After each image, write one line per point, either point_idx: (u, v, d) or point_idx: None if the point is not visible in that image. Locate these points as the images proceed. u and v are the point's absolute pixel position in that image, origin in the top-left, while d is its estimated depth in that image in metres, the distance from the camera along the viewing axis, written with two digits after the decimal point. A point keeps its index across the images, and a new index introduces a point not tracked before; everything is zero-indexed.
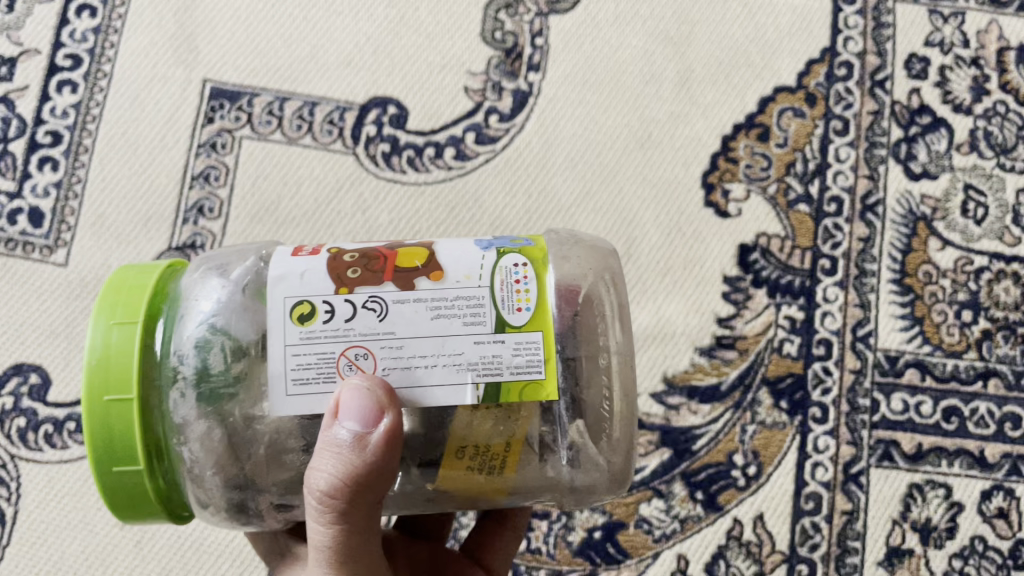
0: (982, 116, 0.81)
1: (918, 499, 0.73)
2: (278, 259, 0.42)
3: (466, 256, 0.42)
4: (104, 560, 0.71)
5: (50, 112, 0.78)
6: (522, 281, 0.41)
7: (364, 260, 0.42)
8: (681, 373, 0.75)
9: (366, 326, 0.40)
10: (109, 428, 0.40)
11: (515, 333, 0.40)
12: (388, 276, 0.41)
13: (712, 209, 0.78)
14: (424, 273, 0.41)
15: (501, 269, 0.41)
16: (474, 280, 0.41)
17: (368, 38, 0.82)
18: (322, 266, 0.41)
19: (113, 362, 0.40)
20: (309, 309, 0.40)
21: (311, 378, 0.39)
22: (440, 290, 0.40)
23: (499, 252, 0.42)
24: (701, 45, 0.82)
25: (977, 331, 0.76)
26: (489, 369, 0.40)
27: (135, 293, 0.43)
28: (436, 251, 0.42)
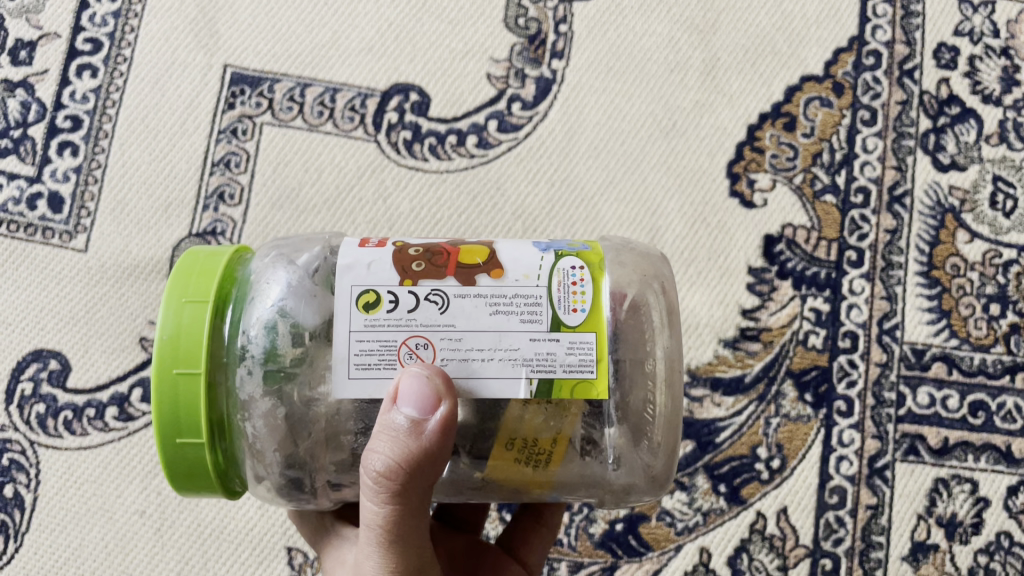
0: (1012, 107, 0.80)
1: (943, 494, 0.72)
2: (345, 249, 0.42)
3: (525, 257, 0.41)
4: (124, 548, 0.71)
5: (70, 97, 0.78)
6: (577, 280, 0.40)
7: (429, 253, 0.41)
8: (704, 364, 0.74)
9: (427, 317, 0.39)
10: (176, 401, 0.40)
11: (569, 332, 0.39)
12: (450, 271, 0.40)
13: (738, 199, 0.77)
14: (485, 270, 0.40)
15: (559, 271, 0.41)
16: (532, 278, 0.40)
17: (390, 24, 0.81)
18: (388, 257, 0.41)
19: (183, 338, 0.40)
20: (374, 298, 0.39)
21: (372, 364, 0.39)
22: (501, 286, 0.40)
23: (557, 252, 0.42)
24: (727, 33, 0.81)
25: (1005, 325, 0.75)
26: (543, 366, 0.39)
27: (208, 272, 0.42)
28: (497, 250, 0.42)
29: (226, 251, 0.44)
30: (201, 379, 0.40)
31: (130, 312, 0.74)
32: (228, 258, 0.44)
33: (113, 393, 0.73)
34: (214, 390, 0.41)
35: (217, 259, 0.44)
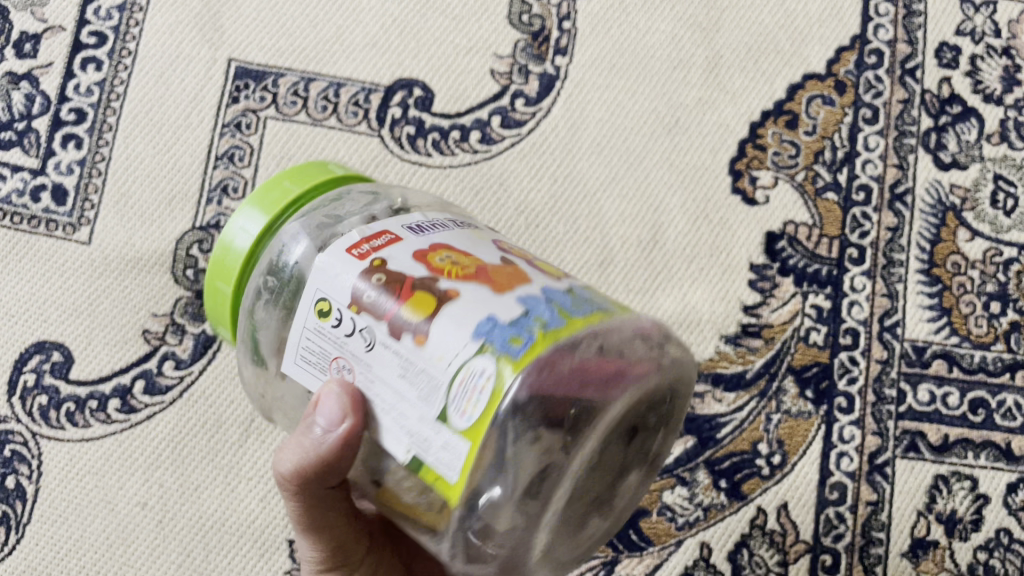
0: (1013, 106, 0.80)
1: (943, 491, 0.73)
2: (335, 249, 0.44)
3: (456, 335, 0.40)
4: (125, 539, 0.71)
5: (74, 90, 0.78)
6: (475, 387, 0.39)
7: (390, 285, 0.42)
8: (706, 360, 0.75)
9: (356, 348, 0.42)
10: (216, 301, 0.49)
11: (444, 435, 0.39)
12: (387, 318, 0.41)
13: (740, 196, 0.77)
14: (415, 331, 0.41)
15: (469, 368, 0.39)
16: (443, 366, 0.40)
17: (394, 20, 0.81)
18: (352, 278, 0.43)
19: (228, 258, 0.48)
20: (327, 308, 0.43)
21: (312, 360, 0.44)
22: (416, 358, 0.40)
23: (483, 349, 0.39)
24: (731, 30, 0.81)
25: (1006, 323, 0.76)
26: (419, 446, 0.40)
27: (287, 189, 0.49)
28: (446, 309, 0.41)
29: (327, 176, 0.50)
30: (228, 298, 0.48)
31: (133, 304, 0.74)
32: (320, 183, 0.50)
33: (116, 385, 0.73)
34: (240, 302, 0.48)
35: (309, 180, 0.49)
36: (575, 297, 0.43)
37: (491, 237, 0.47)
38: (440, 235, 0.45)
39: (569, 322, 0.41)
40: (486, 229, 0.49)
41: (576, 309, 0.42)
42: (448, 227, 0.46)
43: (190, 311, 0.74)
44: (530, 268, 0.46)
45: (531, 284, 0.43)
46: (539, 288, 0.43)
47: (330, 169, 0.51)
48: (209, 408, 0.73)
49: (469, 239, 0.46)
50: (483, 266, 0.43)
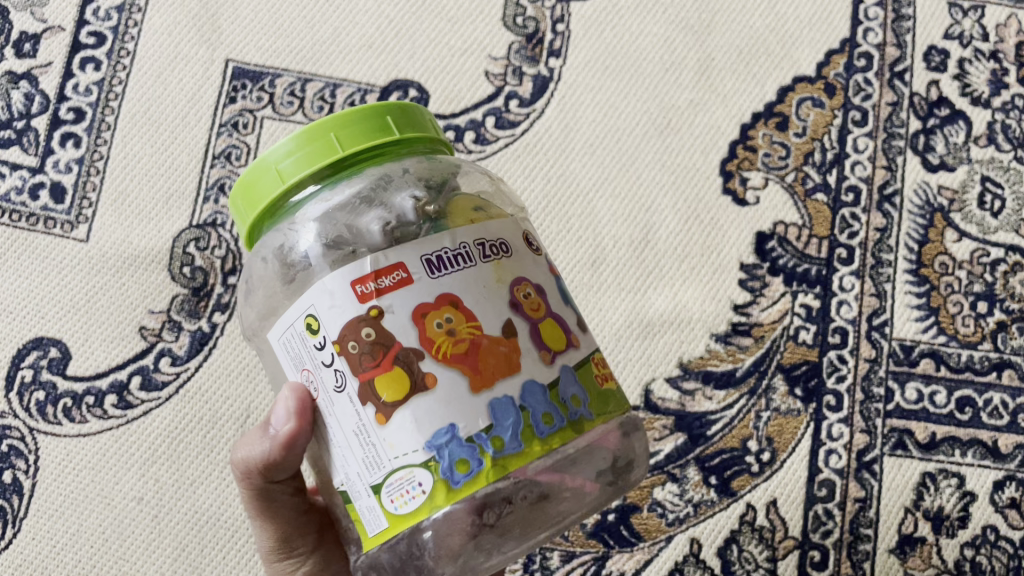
0: (1001, 109, 0.81)
1: (930, 488, 0.74)
2: (342, 270, 0.39)
3: (415, 433, 0.38)
4: (120, 533, 0.72)
5: (73, 89, 0.79)
6: (410, 490, 0.38)
7: (373, 347, 0.38)
8: (696, 359, 0.75)
9: (327, 378, 0.40)
10: (244, 201, 0.44)
11: (374, 506, 0.39)
12: (360, 377, 0.39)
13: (730, 196, 0.78)
14: (379, 407, 0.38)
15: (412, 472, 0.38)
16: (392, 455, 0.38)
17: (390, 21, 0.82)
18: (345, 316, 0.38)
19: (271, 177, 0.42)
20: (315, 327, 0.39)
21: (290, 353, 0.41)
22: (375, 431, 0.39)
23: (430, 461, 0.38)
24: (722, 33, 0.82)
25: (993, 323, 0.77)
26: (352, 489, 0.40)
27: (344, 140, 0.42)
28: (416, 400, 0.38)
29: (395, 135, 0.43)
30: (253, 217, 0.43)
31: (130, 301, 0.75)
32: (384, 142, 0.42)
33: (112, 380, 0.74)
34: (265, 226, 0.44)
35: (372, 136, 0.42)
36: (562, 398, 0.39)
37: (518, 266, 0.41)
38: (455, 278, 0.39)
39: (529, 447, 0.38)
40: (521, 237, 0.43)
41: (552, 425, 0.39)
42: (473, 257, 0.40)
43: (187, 308, 0.75)
44: (540, 330, 0.40)
45: (521, 378, 0.39)
46: (526, 386, 0.39)
47: (406, 119, 0.44)
48: (205, 404, 0.74)
49: (489, 279, 0.40)
50: (481, 341, 0.38)
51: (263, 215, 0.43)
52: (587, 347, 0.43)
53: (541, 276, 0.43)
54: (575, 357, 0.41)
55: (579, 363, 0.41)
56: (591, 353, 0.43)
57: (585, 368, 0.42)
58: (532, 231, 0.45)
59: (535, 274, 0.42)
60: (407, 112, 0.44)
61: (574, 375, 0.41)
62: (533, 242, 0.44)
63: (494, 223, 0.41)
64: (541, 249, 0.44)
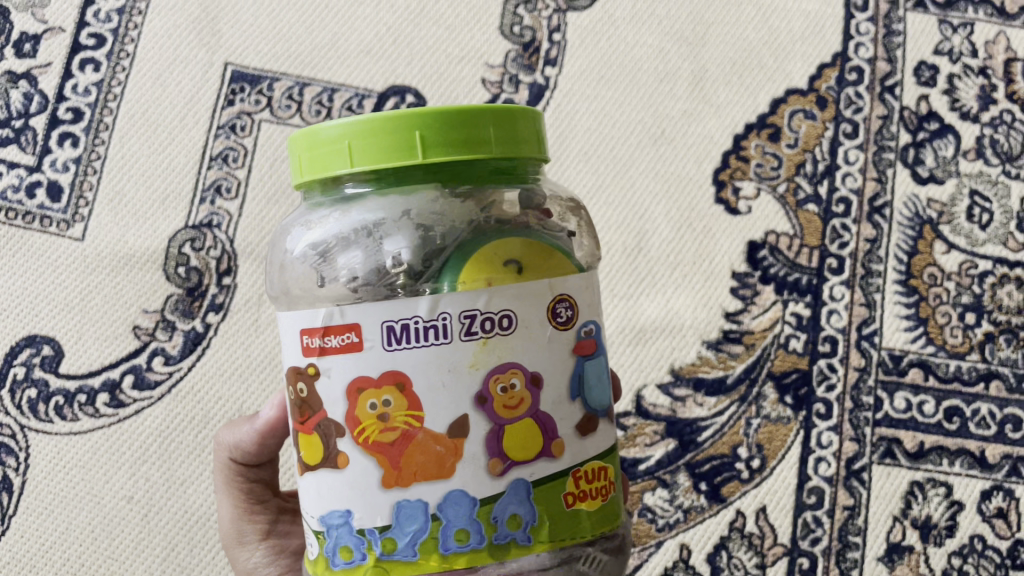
0: (989, 124, 0.82)
1: (918, 497, 0.74)
2: (300, 313, 0.36)
3: (320, 500, 0.37)
4: (110, 533, 0.72)
5: (72, 90, 0.79)
6: (311, 543, 0.38)
7: (307, 402, 0.36)
8: (688, 364, 0.76)
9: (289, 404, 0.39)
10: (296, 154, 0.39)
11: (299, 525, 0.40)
12: (298, 423, 0.37)
13: (723, 206, 0.79)
14: (304, 458, 0.37)
15: (311, 530, 0.37)
16: (306, 505, 0.38)
17: (388, 28, 0.83)
18: (294, 360, 0.36)
19: (320, 149, 0.37)
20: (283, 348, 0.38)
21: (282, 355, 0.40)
22: (299, 476, 0.38)
23: (322, 533, 0.36)
24: (715, 46, 0.84)
25: (980, 334, 0.77)
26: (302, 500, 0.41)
27: (359, 154, 0.36)
28: (329, 472, 0.36)
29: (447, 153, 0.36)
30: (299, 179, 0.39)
31: (124, 300, 0.75)
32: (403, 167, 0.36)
33: (105, 379, 0.74)
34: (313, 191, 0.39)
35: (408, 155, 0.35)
36: (492, 517, 0.35)
37: (514, 348, 0.35)
38: (413, 357, 0.34)
39: (424, 559, 0.35)
40: (541, 308, 0.36)
41: (463, 545, 0.35)
42: (451, 332, 0.34)
43: (181, 308, 0.75)
44: (504, 432, 0.35)
45: (448, 485, 0.34)
46: (450, 496, 0.34)
47: (451, 132, 0.36)
48: (198, 404, 0.74)
49: (459, 361, 0.34)
50: (416, 433, 0.34)
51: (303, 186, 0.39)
52: (572, 457, 0.37)
53: (547, 361, 0.36)
54: (541, 470, 0.36)
55: (545, 477, 0.36)
56: (578, 463, 0.37)
57: (550, 486, 0.36)
58: (571, 295, 0.37)
59: (537, 358, 0.36)
60: (460, 119, 0.36)
61: (527, 493, 0.35)
62: (566, 311, 0.36)
63: (504, 287, 0.35)
64: (575, 320, 0.37)
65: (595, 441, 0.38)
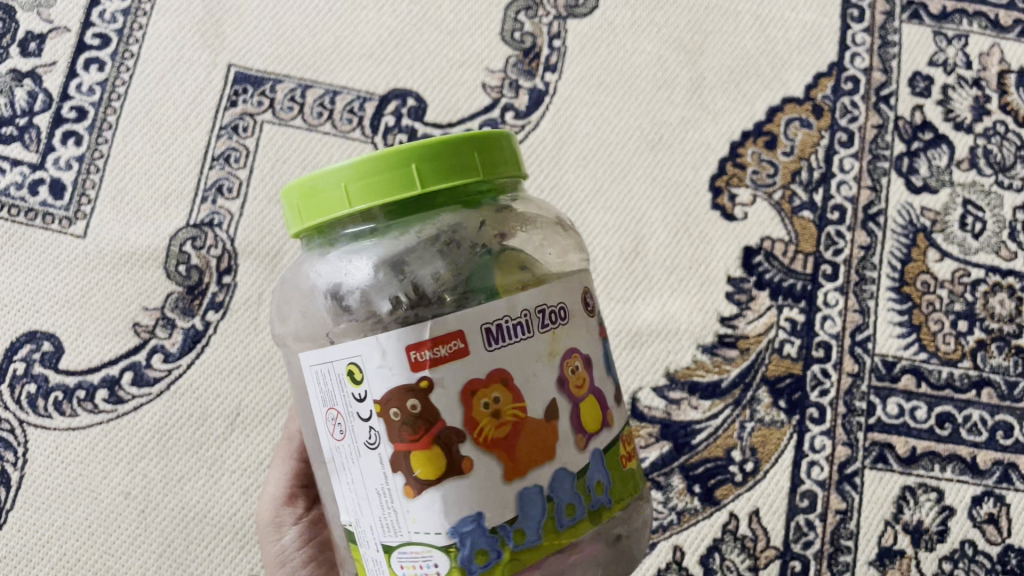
0: (982, 134, 0.83)
1: (910, 501, 0.75)
2: (398, 331, 0.36)
3: (437, 514, 0.37)
4: (108, 528, 0.72)
5: (76, 88, 0.80)
6: (424, 565, 0.37)
7: (412, 420, 0.36)
8: (683, 368, 0.77)
9: (357, 434, 0.37)
10: (315, 197, 0.39)
11: (379, 561, 0.38)
12: (396, 445, 0.36)
13: (719, 212, 0.80)
14: (405, 479, 0.37)
15: (426, 550, 0.37)
16: (412, 528, 0.37)
17: (391, 32, 0.84)
18: (394, 380, 0.36)
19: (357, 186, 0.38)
20: (354, 375, 0.37)
21: (326, 386, 0.38)
22: (399, 501, 0.37)
23: (452, 545, 0.37)
24: (713, 55, 0.85)
25: (973, 341, 0.78)
26: (360, 540, 0.39)
27: (355, 194, 0.38)
28: (448, 482, 0.36)
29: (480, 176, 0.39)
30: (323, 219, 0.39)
31: (125, 297, 0.76)
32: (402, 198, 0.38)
33: (104, 375, 0.75)
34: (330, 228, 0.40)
35: (451, 177, 0.38)
36: (587, 486, 0.39)
37: (572, 334, 0.39)
38: (513, 353, 0.36)
39: (548, 539, 0.37)
40: (579, 298, 0.40)
41: (574, 517, 0.38)
42: (532, 326, 0.37)
43: (181, 306, 0.76)
44: (580, 410, 0.39)
45: (553, 465, 0.38)
46: (557, 475, 0.38)
47: (441, 157, 0.38)
48: (196, 402, 0.74)
49: (540, 351, 0.37)
50: (524, 421, 0.37)
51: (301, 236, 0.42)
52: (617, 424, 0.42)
53: (590, 344, 0.41)
54: (605, 439, 0.40)
55: (608, 444, 0.40)
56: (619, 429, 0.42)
57: (611, 450, 0.41)
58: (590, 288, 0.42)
59: (586, 343, 0.40)
60: (483, 146, 0.39)
61: (602, 460, 0.40)
62: (590, 300, 0.42)
63: (553, 285, 0.39)
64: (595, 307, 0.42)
65: (620, 409, 0.43)
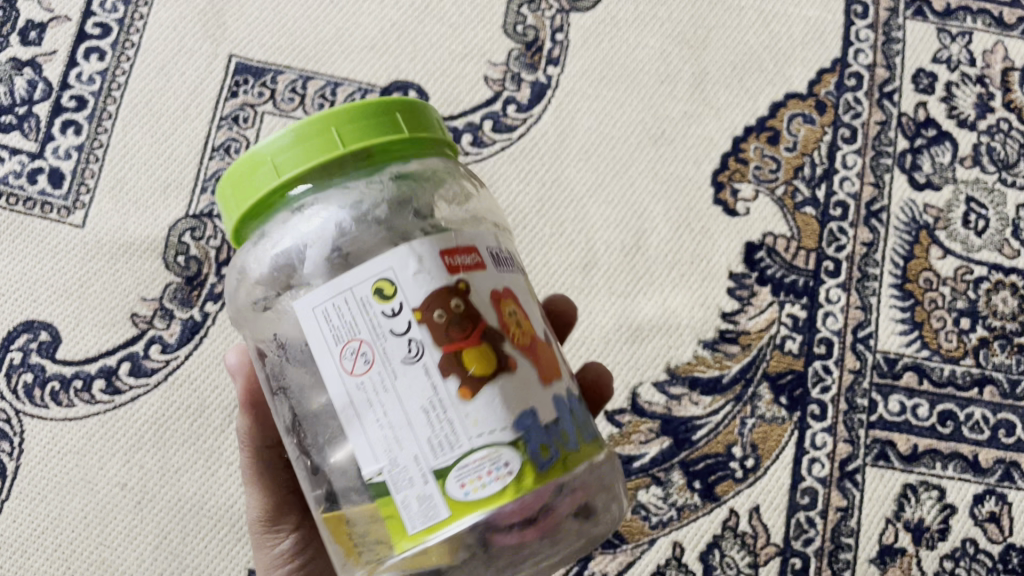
0: (986, 132, 0.83)
1: (911, 499, 0.74)
2: (428, 239, 0.37)
3: (500, 409, 0.36)
4: (103, 519, 0.72)
5: (76, 78, 0.80)
6: (494, 470, 0.35)
7: (457, 321, 0.36)
8: (684, 363, 0.76)
9: (391, 353, 0.36)
10: (292, 148, 0.38)
11: (430, 487, 0.35)
12: (445, 348, 0.36)
13: (722, 207, 0.80)
14: (458, 382, 0.36)
15: (493, 453, 0.35)
16: (474, 433, 0.35)
17: (392, 24, 0.83)
18: (433, 284, 0.36)
19: (341, 128, 0.38)
20: (383, 291, 0.36)
21: (341, 315, 0.36)
22: (453, 407, 0.35)
23: (520, 441, 0.36)
24: (716, 50, 0.84)
25: (975, 339, 0.78)
26: (398, 478, 0.36)
27: (346, 137, 0.38)
28: (501, 378, 0.36)
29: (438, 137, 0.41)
30: (302, 167, 0.38)
31: (123, 288, 0.76)
32: (389, 144, 0.39)
33: (101, 366, 0.74)
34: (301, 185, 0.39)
35: (421, 129, 0.40)
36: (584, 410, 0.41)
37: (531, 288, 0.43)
38: (511, 276, 0.39)
39: (583, 445, 0.39)
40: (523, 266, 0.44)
41: (588, 430, 0.40)
42: (513, 264, 0.41)
43: (179, 297, 0.75)
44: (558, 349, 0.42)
45: (564, 383, 0.40)
46: (568, 391, 0.40)
47: (415, 114, 0.41)
48: (194, 392, 0.74)
49: (524, 287, 0.41)
50: (535, 339, 0.39)
51: (245, 218, 0.40)
52: None
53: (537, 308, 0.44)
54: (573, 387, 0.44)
55: None
56: None
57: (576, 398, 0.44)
58: None
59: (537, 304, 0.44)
60: (432, 118, 0.42)
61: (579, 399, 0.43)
62: None
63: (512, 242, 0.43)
64: None
65: None
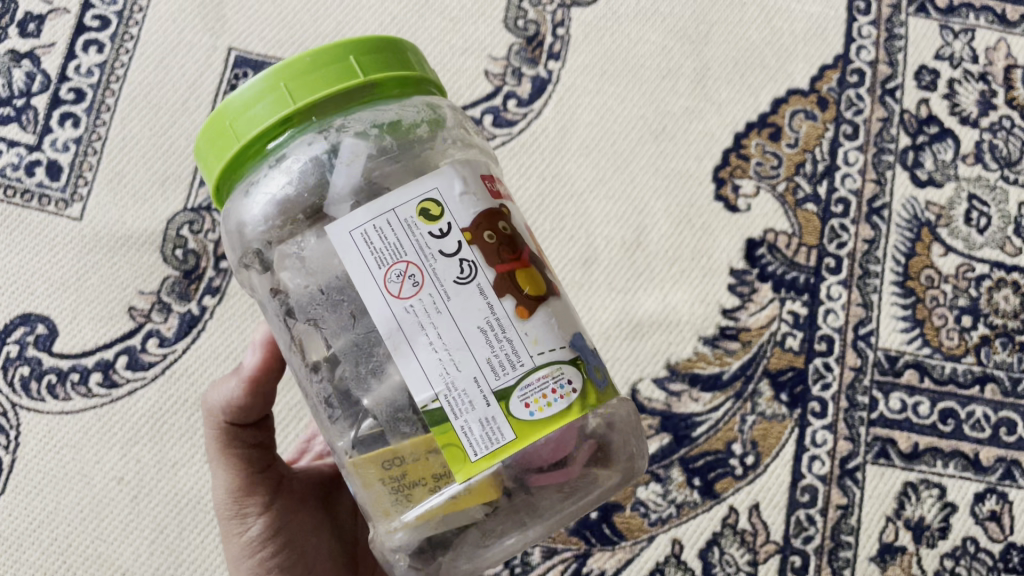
0: (988, 129, 0.83)
1: (912, 497, 0.74)
2: (470, 165, 0.39)
3: (556, 330, 0.38)
4: (99, 512, 0.71)
5: (75, 70, 0.79)
6: (557, 388, 0.37)
7: (506, 243, 0.38)
8: (684, 360, 0.76)
9: (443, 273, 0.37)
10: (308, 73, 0.38)
11: (498, 409, 0.36)
12: (500, 267, 0.37)
13: (723, 203, 0.79)
14: (515, 302, 0.37)
15: (553, 370, 0.37)
16: (535, 349, 0.37)
17: (393, 19, 0.83)
18: (482, 206, 0.38)
19: (358, 58, 0.39)
20: (431, 212, 0.37)
21: (388, 236, 0.36)
22: (514, 325, 0.37)
23: (576, 358, 0.38)
24: (717, 45, 0.84)
25: (976, 337, 0.77)
26: (455, 403, 0.36)
27: (364, 65, 0.39)
28: (549, 300, 0.39)
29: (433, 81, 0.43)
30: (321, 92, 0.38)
31: (121, 281, 0.75)
32: (399, 78, 0.40)
33: (98, 359, 0.74)
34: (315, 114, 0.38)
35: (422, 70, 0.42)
36: None
37: None
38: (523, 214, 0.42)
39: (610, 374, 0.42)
40: None
41: None
42: None
43: (177, 291, 0.75)
44: None
45: None
46: None
47: (414, 57, 0.42)
48: (190, 386, 0.73)
49: None
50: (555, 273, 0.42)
51: (244, 150, 0.39)
52: None
53: None
54: None
55: None
56: None
57: None
58: None
59: None
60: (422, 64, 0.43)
61: None
62: None
63: None
64: None
65: None
